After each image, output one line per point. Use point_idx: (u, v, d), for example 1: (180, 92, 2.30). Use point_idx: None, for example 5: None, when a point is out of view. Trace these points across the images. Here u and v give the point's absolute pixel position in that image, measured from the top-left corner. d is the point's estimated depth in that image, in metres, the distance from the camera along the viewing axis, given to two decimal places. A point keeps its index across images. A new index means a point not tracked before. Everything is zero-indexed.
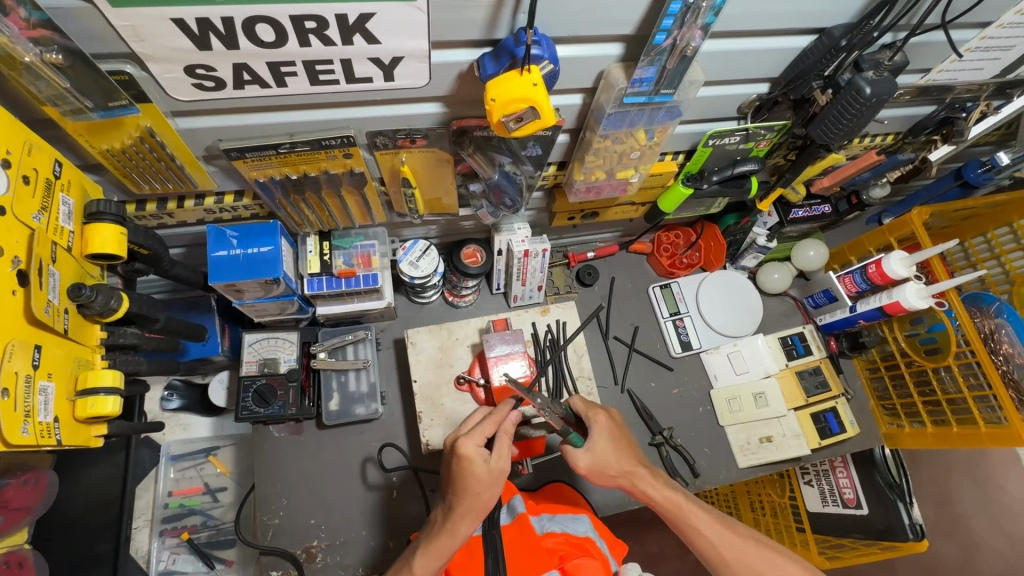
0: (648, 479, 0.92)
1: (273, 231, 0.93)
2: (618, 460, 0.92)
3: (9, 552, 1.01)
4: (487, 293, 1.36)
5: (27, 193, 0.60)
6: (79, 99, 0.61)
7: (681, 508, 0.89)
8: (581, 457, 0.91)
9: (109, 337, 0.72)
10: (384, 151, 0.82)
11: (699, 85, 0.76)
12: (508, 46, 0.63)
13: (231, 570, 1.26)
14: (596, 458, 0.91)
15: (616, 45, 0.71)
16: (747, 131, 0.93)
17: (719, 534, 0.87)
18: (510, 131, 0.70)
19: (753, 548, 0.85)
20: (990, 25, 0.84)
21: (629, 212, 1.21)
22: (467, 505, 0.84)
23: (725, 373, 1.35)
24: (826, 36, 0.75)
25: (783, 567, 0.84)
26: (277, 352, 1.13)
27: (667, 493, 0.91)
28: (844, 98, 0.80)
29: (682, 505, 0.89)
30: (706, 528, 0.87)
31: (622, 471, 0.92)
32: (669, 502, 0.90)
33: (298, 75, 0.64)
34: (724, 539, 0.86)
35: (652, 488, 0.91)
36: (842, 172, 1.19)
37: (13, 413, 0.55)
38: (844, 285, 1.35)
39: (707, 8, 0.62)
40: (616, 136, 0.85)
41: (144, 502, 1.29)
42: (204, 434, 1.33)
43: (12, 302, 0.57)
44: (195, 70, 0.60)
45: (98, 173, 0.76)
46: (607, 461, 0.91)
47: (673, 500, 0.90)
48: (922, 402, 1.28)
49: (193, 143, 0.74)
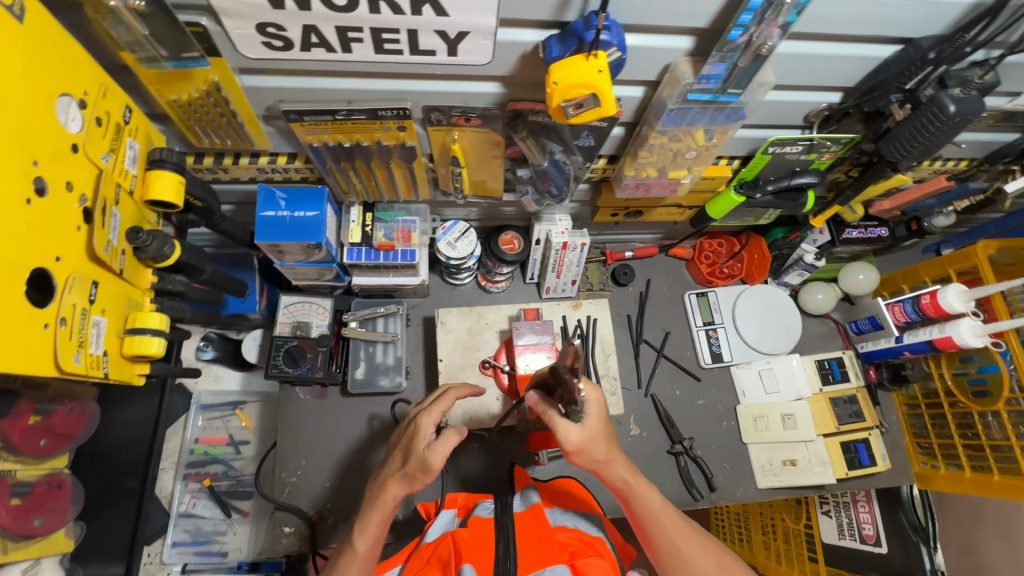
0: (643, 492, 0.85)
1: (321, 197, 0.94)
2: (607, 460, 0.83)
3: (52, 475, 0.90)
4: (520, 282, 1.35)
5: (99, 134, 0.63)
6: (155, 48, 0.62)
7: (666, 524, 0.85)
8: (570, 433, 0.78)
9: (159, 283, 0.75)
10: (437, 127, 0.83)
11: (767, 88, 0.73)
12: (578, 29, 0.61)
13: (246, 521, 1.30)
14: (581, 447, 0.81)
15: (687, 38, 0.68)
16: (811, 142, 0.88)
17: (689, 559, 0.84)
18: (568, 118, 0.69)
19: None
20: None
21: (674, 215, 1.18)
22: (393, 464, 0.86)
23: (754, 391, 1.32)
24: (913, 47, 0.71)
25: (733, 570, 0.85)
26: (310, 316, 1.16)
27: (656, 511, 0.85)
28: (925, 115, 0.75)
29: (666, 523, 0.85)
30: (683, 550, 0.84)
31: (607, 464, 0.83)
32: (655, 523, 0.85)
33: (363, 42, 0.65)
34: (687, 539, 0.85)
35: (643, 505, 0.85)
36: (906, 195, 1.14)
37: (68, 341, 0.57)
38: (893, 314, 1.29)
39: (791, 5, 0.59)
40: (673, 134, 0.82)
41: (172, 445, 1.34)
42: (233, 388, 1.38)
43: (75, 237, 0.59)
44: (266, 28, 0.61)
45: (163, 123, 0.78)
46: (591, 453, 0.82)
47: (659, 519, 0.85)
48: (962, 445, 1.21)
49: (255, 102, 0.75)
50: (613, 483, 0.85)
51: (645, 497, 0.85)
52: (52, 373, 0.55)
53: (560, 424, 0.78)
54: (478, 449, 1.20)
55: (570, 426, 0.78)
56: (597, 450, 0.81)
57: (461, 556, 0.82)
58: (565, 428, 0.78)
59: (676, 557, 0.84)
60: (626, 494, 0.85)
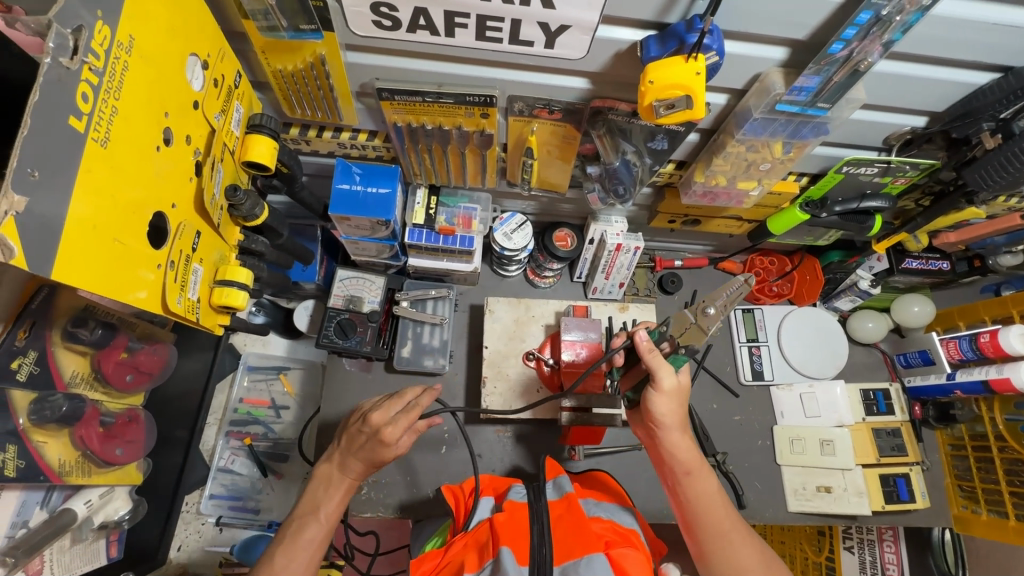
0: (704, 471, 0.88)
1: (393, 176, 0.98)
2: (676, 426, 0.88)
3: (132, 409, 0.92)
4: (567, 280, 1.37)
5: (214, 94, 0.67)
6: (277, 18, 0.66)
7: (717, 506, 0.86)
8: (670, 377, 0.84)
9: (244, 241, 0.79)
10: (518, 117, 0.85)
11: (856, 105, 0.73)
12: (679, 31, 0.63)
13: (280, 483, 1.35)
14: (663, 400, 0.86)
15: (781, 49, 0.69)
16: (889, 165, 0.87)
17: (733, 547, 0.84)
18: (656, 118, 0.70)
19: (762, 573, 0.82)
20: None
21: (731, 227, 1.17)
22: (355, 465, 0.87)
23: (793, 413, 1.30)
24: (1013, 76, 0.70)
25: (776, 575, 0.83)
26: (363, 291, 1.19)
27: (711, 494, 0.87)
28: (1016, 147, 0.74)
29: (718, 506, 0.87)
30: (730, 536, 0.84)
31: (675, 428, 0.87)
32: (708, 503, 0.87)
33: (467, 28, 0.67)
34: (735, 528, 0.85)
35: (699, 483, 0.88)
36: (974, 230, 1.12)
37: (173, 284, 0.61)
38: (946, 348, 1.26)
39: (899, 23, 0.59)
40: (751, 143, 0.83)
41: (218, 402, 1.39)
42: (279, 353, 1.43)
43: (188, 187, 0.63)
44: (379, 8, 0.64)
45: (263, 91, 0.83)
46: (671, 410, 0.86)
47: (713, 500, 0.87)
48: (1009, 492, 1.17)
49: (352, 78, 0.79)
50: (674, 454, 0.88)
51: (704, 476, 0.88)
52: (159, 311, 0.59)
53: (664, 366, 0.84)
54: (511, 438, 1.21)
55: (670, 371, 0.84)
56: (676, 406, 0.86)
57: (496, 538, 0.80)
58: (666, 370, 0.83)
59: (721, 540, 0.84)
60: (686, 468, 0.88)
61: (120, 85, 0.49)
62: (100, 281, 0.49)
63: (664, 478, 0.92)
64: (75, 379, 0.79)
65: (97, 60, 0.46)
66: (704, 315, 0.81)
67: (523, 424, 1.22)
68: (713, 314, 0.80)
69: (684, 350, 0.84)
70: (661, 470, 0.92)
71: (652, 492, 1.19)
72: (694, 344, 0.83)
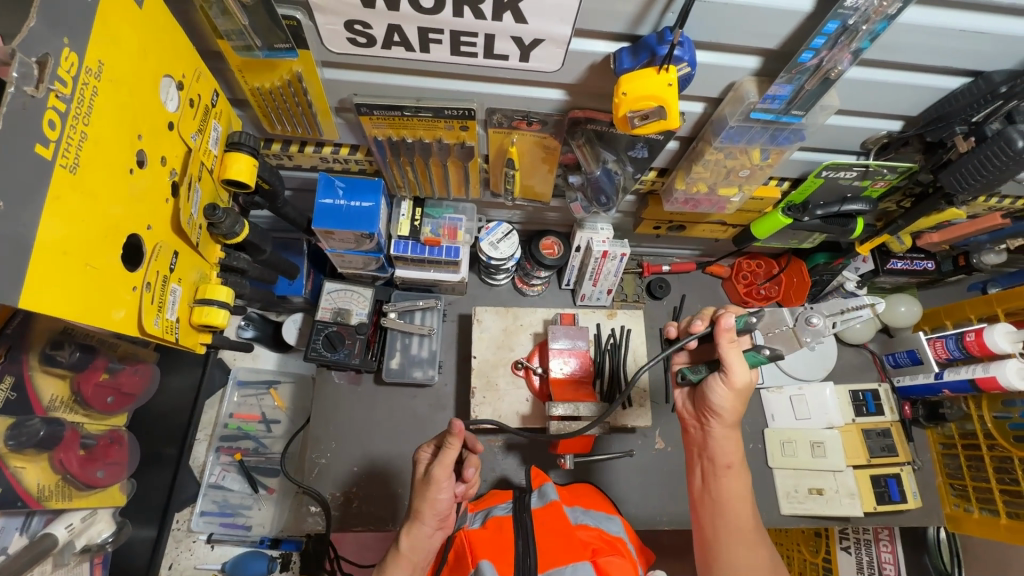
0: (742, 472, 0.88)
1: (376, 189, 0.98)
2: (730, 421, 0.86)
3: (112, 431, 0.92)
4: (555, 287, 1.37)
5: (190, 114, 0.67)
6: (250, 37, 0.66)
7: (743, 509, 0.87)
8: (743, 375, 0.81)
9: (225, 258, 0.79)
10: (498, 129, 0.85)
11: (831, 111, 0.74)
12: (651, 43, 0.63)
13: (271, 498, 1.34)
14: (724, 392, 0.83)
15: (754, 58, 0.69)
16: (867, 169, 0.88)
17: (748, 548, 0.85)
18: (631, 128, 0.70)
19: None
20: None
21: (716, 232, 1.18)
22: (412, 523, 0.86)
23: (783, 415, 1.30)
24: (983, 80, 0.70)
25: None
26: (351, 304, 1.19)
27: (742, 494, 0.87)
28: (990, 148, 0.75)
29: (745, 507, 0.87)
30: (748, 538, 0.85)
31: (729, 422, 0.86)
32: (737, 502, 0.87)
33: (442, 43, 0.68)
34: (756, 534, 0.86)
35: (734, 480, 0.88)
36: (957, 229, 1.13)
37: (150, 305, 0.61)
38: (933, 348, 1.26)
39: (865, 32, 0.60)
40: (729, 151, 0.84)
41: (208, 417, 1.38)
42: (269, 367, 1.42)
43: (164, 208, 0.63)
44: (353, 25, 0.65)
45: (243, 109, 0.83)
46: (730, 403, 0.84)
47: (742, 501, 0.87)
48: (999, 490, 1.17)
49: (330, 94, 0.79)
50: (719, 445, 0.88)
51: (741, 475, 0.88)
52: (135, 333, 0.59)
53: (740, 362, 0.80)
54: (502, 447, 1.22)
55: (744, 367, 0.80)
56: (735, 401, 0.84)
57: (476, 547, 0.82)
58: (740, 366, 0.80)
59: (737, 537, 0.86)
60: (727, 462, 0.88)
61: (89, 110, 0.49)
62: (76, 305, 0.50)
63: (698, 464, 0.92)
64: (56, 403, 0.79)
65: (64, 86, 0.46)
66: (806, 324, 0.75)
67: (514, 433, 1.23)
68: (818, 326, 0.74)
69: (768, 352, 0.78)
70: (698, 456, 0.92)
71: (643, 498, 1.20)
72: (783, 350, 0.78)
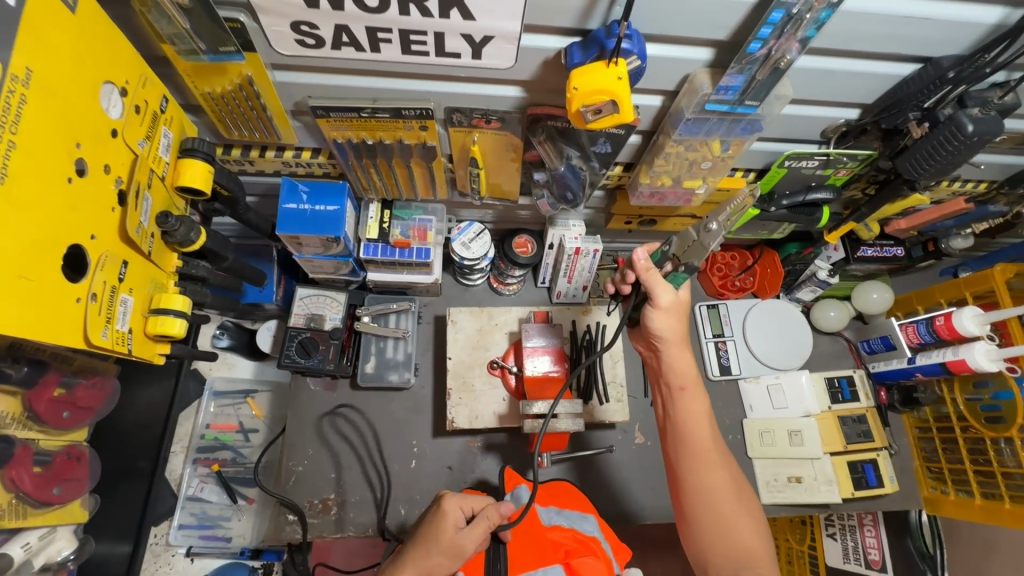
0: (698, 394, 0.90)
1: (341, 193, 0.97)
2: (676, 342, 0.89)
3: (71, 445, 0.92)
4: (531, 286, 1.36)
5: (137, 121, 0.65)
6: (194, 41, 0.66)
7: (701, 429, 0.88)
8: (668, 295, 0.83)
9: (183, 267, 0.78)
10: (458, 128, 0.85)
11: (785, 101, 0.74)
12: (599, 37, 0.63)
13: (251, 508, 1.32)
14: (660, 316, 0.87)
15: (706, 50, 0.70)
16: (828, 158, 0.88)
17: (708, 468, 0.86)
18: (586, 123, 0.70)
19: (728, 496, 0.85)
20: None
21: (688, 225, 1.18)
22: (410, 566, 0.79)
23: (762, 406, 1.30)
24: (932, 66, 0.71)
25: (743, 515, 0.84)
26: (324, 309, 1.18)
27: (700, 415, 0.89)
28: (942, 134, 0.75)
29: (704, 427, 0.88)
30: (708, 457, 0.87)
31: (675, 342, 0.89)
32: (693, 420, 0.89)
33: (391, 43, 0.67)
34: (716, 454, 0.87)
35: (691, 401, 0.90)
36: (922, 215, 1.14)
37: (96, 317, 0.60)
38: (905, 334, 1.27)
39: (810, 21, 0.60)
40: (689, 143, 0.84)
41: (184, 429, 1.36)
42: (246, 376, 1.40)
43: (110, 217, 0.62)
44: (300, 26, 0.64)
45: (197, 114, 0.82)
46: (670, 322, 0.87)
47: (699, 420, 0.89)
48: (974, 471, 1.18)
49: (284, 97, 0.78)
50: (672, 367, 0.91)
51: (695, 395, 0.90)
52: (81, 346, 0.58)
53: (661, 284, 0.83)
54: (481, 447, 1.21)
55: (669, 288, 0.84)
56: (675, 321, 0.87)
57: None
58: (662, 286, 0.83)
59: (697, 457, 0.87)
60: (681, 383, 0.90)
61: (17, 119, 0.48)
62: (14, 318, 0.49)
63: (659, 392, 0.95)
64: (6, 420, 0.78)
65: None
66: (706, 233, 0.72)
67: (493, 433, 1.22)
68: (713, 230, 0.71)
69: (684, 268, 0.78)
70: (658, 383, 0.95)
71: (624, 493, 1.19)
72: (693, 261, 0.75)
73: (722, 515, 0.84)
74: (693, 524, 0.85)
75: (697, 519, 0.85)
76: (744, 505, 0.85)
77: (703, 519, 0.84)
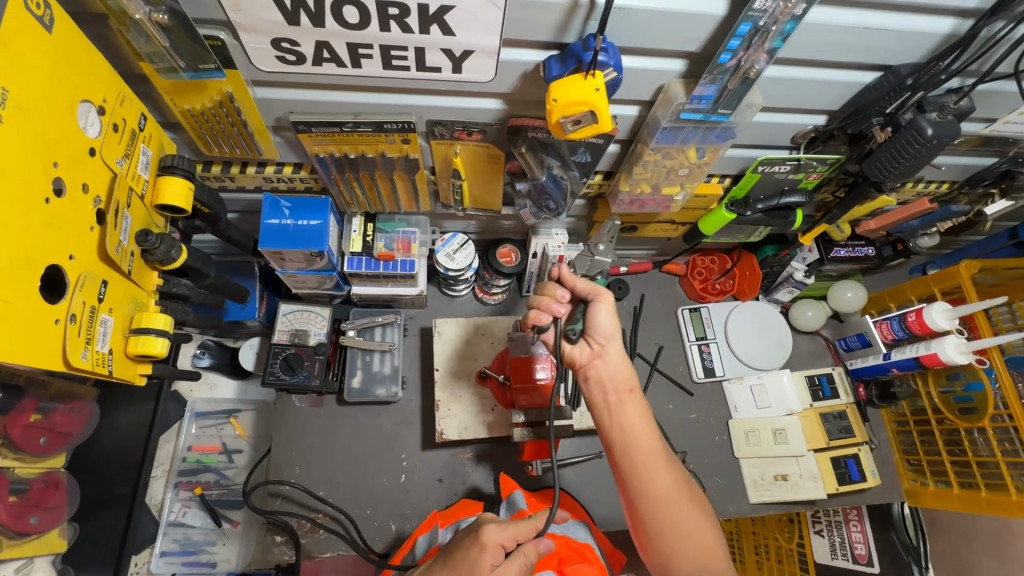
0: (639, 400, 0.84)
1: (324, 207, 0.97)
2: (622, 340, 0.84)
3: (47, 472, 0.95)
4: (516, 295, 1.37)
5: (115, 139, 0.65)
6: (173, 59, 0.66)
7: (645, 435, 0.82)
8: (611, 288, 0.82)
9: (164, 285, 0.77)
10: (440, 140, 0.86)
11: (756, 109, 0.77)
12: (576, 50, 0.64)
13: (236, 531, 1.28)
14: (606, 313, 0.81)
15: (679, 61, 0.72)
16: (799, 162, 0.92)
17: (660, 470, 0.80)
18: (566, 133, 0.71)
19: (682, 499, 0.80)
20: (996, 121, 0.92)
21: (668, 231, 1.21)
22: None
23: (746, 405, 1.33)
24: (892, 73, 0.75)
25: (700, 515, 0.80)
26: (308, 324, 1.16)
27: (645, 418, 0.83)
28: (904, 137, 0.79)
29: (650, 431, 0.83)
30: (656, 460, 0.81)
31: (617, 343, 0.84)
32: (643, 426, 0.82)
33: (373, 58, 0.68)
34: (663, 457, 0.82)
35: (636, 405, 0.83)
36: (890, 216, 1.18)
37: (76, 338, 0.59)
38: (880, 331, 1.32)
39: (776, 32, 0.63)
40: (667, 151, 0.86)
41: (164, 453, 1.32)
42: (229, 396, 1.37)
43: (88, 237, 0.61)
44: (280, 43, 0.64)
45: (175, 131, 0.82)
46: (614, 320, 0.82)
47: (644, 424, 0.83)
48: (951, 462, 1.22)
49: (265, 113, 0.78)
50: (618, 371, 0.84)
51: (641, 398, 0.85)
52: (60, 368, 0.57)
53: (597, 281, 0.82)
54: (471, 458, 1.21)
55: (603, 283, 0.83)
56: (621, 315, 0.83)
57: None
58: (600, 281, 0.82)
59: (647, 463, 0.80)
60: (628, 386, 0.84)
61: None
62: None
63: (599, 405, 0.85)
64: None
65: None
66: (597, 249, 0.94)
67: (483, 443, 1.22)
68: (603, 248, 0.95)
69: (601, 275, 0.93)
70: (599, 395, 0.85)
71: (614, 499, 1.20)
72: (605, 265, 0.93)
73: (682, 521, 0.78)
74: (656, 536, 0.79)
75: (658, 530, 0.79)
76: (699, 505, 0.81)
77: (665, 527, 0.78)
